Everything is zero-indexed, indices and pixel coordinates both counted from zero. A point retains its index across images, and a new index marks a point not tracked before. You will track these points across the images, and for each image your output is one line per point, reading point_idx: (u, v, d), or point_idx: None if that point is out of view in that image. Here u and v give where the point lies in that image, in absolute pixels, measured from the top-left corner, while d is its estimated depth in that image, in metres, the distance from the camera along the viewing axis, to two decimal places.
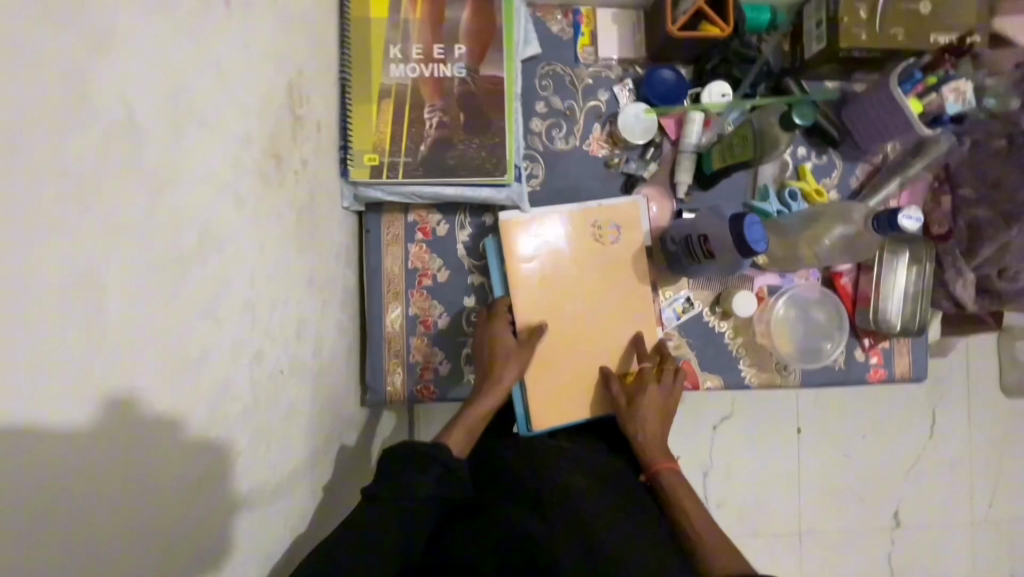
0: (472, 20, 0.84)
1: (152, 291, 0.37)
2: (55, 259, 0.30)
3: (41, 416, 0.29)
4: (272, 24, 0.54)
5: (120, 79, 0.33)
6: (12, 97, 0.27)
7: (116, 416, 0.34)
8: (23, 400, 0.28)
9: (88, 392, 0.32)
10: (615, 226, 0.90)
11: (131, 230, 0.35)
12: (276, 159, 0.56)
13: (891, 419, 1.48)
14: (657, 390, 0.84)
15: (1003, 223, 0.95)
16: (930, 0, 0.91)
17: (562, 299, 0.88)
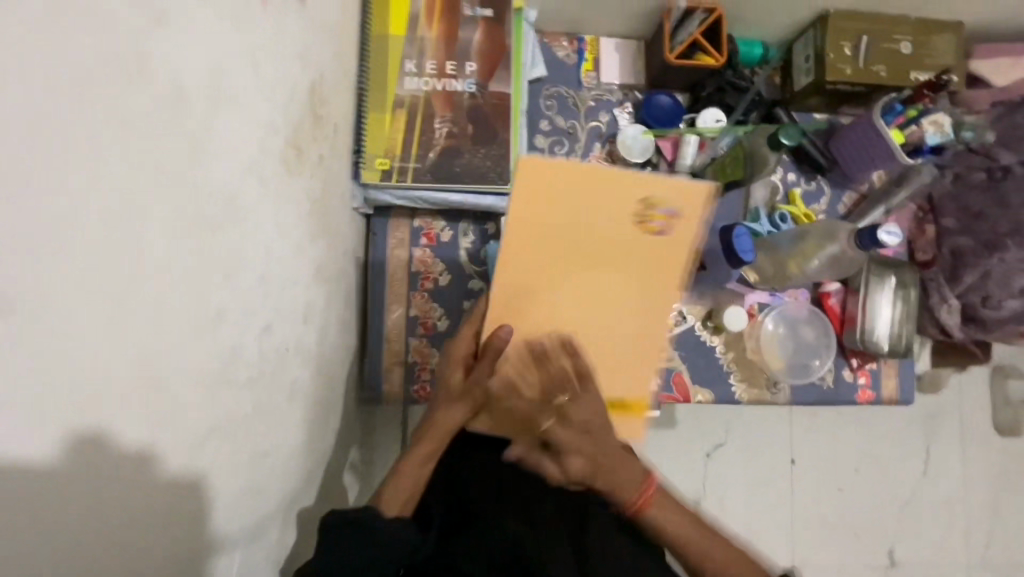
0: (484, 40, 0.90)
1: (170, 283, 0.39)
2: (119, 241, 0.34)
3: (88, 379, 0.32)
4: (300, 31, 0.60)
5: (160, 91, 0.36)
6: (99, 82, 0.31)
7: (146, 390, 0.37)
8: (83, 356, 0.32)
9: (128, 363, 0.35)
10: (665, 212, 0.59)
11: (174, 223, 0.39)
12: (296, 150, 0.60)
13: (884, 450, 1.48)
14: (592, 438, 0.64)
15: (986, 251, 1.01)
16: (911, 41, 0.98)
17: (547, 296, 0.64)
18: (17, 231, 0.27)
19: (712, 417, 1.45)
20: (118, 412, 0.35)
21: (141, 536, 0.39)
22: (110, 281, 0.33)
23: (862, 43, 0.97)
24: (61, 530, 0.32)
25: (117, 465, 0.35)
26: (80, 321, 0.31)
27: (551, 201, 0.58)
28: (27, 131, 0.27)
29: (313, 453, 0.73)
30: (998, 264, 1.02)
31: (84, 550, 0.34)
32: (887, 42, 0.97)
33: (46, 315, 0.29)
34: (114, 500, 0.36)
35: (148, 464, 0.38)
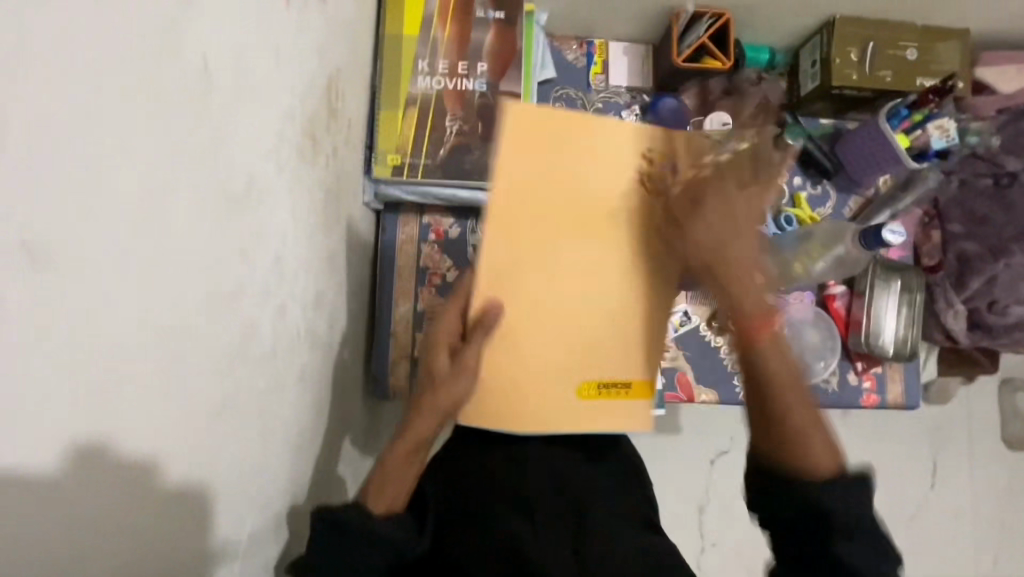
0: (496, 42, 0.91)
1: (191, 257, 0.41)
2: (146, 210, 0.36)
3: (113, 338, 0.34)
4: (318, 26, 0.62)
5: (188, 71, 0.38)
6: (133, 56, 0.33)
7: (168, 356, 0.39)
8: (110, 315, 0.33)
9: (151, 327, 0.37)
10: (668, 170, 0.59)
11: (198, 198, 0.41)
12: (312, 140, 0.62)
13: (891, 459, 1.46)
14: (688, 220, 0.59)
15: (991, 257, 1.02)
16: (917, 48, 0.99)
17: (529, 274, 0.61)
18: (49, 190, 0.29)
19: (717, 422, 1.44)
20: (141, 374, 0.37)
21: (162, 504, 0.40)
22: (138, 247, 0.35)
23: (868, 48, 0.98)
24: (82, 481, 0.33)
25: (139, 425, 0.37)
26: (108, 281, 0.33)
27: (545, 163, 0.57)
28: (64, 96, 0.29)
29: (319, 439, 0.73)
30: (1004, 270, 1.02)
31: (100, 507, 0.35)
32: (893, 48, 0.99)
33: (77, 272, 0.31)
34: (137, 465, 0.37)
35: (167, 430, 0.40)
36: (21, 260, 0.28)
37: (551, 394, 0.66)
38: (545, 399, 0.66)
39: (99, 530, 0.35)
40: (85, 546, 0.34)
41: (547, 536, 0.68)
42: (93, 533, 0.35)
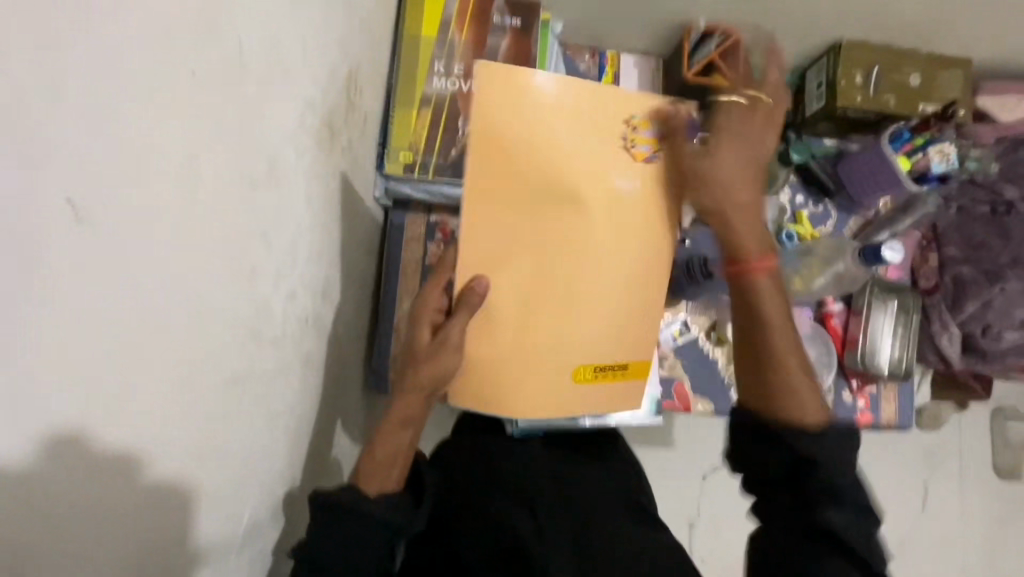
0: (511, 47, 0.94)
1: (215, 232, 0.42)
2: (183, 182, 0.38)
3: (142, 301, 0.35)
4: (343, 22, 0.63)
5: (224, 56, 0.40)
6: (178, 32, 0.35)
7: (189, 324, 0.40)
8: (142, 280, 0.35)
9: (176, 294, 0.38)
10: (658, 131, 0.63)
11: (225, 175, 0.42)
12: (330, 131, 0.63)
13: (882, 481, 1.46)
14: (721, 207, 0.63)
15: (986, 281, 1.04)
16: (920, 74, 1.02)
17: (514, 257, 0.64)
18: (98, 158, 0.30)
19: (711, 436, 1.44)
20: (163, 339, 0.38)
21: (174, 476, 0.41)
22: (169, 216, 0.37)
23: (873, 72, 1.00)
24: (105, 445, 0.34)
25: (160, 390, 0.38)
26: (140, 249, 0.35)
27: (543, 128, 0.61)
28: (115, 70, 0.31)
29: (317, 427, 0.74)
30: (999, 295, 1.04)
31: (119, 471, 0.36)
32: (897, 73, 1.01)
33: (117, 235, 0.32)
34: (153, 431, 0.38)
35: (183, 398, 0.41)
36: (70, 219, 0.29)
37: (548, 356, 0.69)
38: (540, 360, 0.69)
39: (115, 494, 0.36)
40: (99, 508, 0.35)
41: (546, 531, 0.69)
42: (107, 498, 0.36)
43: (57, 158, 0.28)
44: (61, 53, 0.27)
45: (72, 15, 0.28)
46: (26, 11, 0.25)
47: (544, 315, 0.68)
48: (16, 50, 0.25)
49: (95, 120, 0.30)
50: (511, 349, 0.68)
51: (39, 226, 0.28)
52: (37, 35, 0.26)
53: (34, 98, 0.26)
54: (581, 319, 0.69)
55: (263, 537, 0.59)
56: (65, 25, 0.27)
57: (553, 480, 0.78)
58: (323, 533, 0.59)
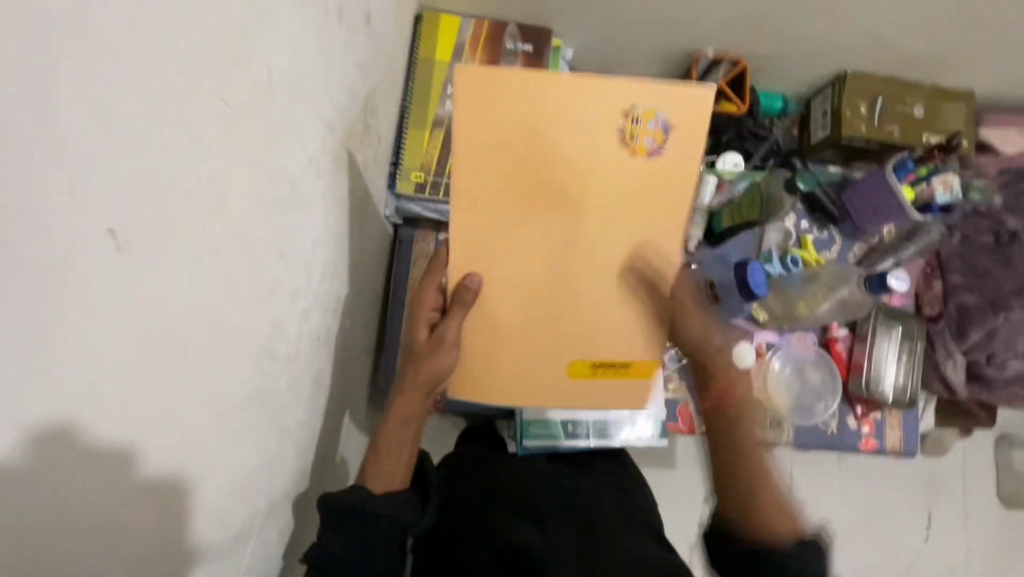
0: (523, 71, 0.96)
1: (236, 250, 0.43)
2: (212, 206, 0.39)
3: (171, 323, 0.36)
4: (363, 47, 0.65)
5: (252, 84, 0.42)
6: (214, 66, 0.37)
7: (211, 343, 0.41)
8: (172, 302, 0.36)
9: (201, 315, 0.39)
10: (660, 127, 0.59)
11: (250, 198, 0.44)
12: (347, 151, 0.65)
13: (886, 508, 1.45)
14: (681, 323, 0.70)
15: (990, 309, 1.04)
16: (922, 105, 1.04)
17: (507, 257, 0.64)
18: (134, 184, 0.31)
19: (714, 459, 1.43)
20: (187, 359, 0.39)
21: (193, 489, 0.42)
22: (200, 239, 0.38)
23: (877, 102, 1.03)
24: (127, 462, 0.35)
25: (182, 408, 0.39)
26: (170, 273, 0.36)
27: (533, 133, 0.59)
28: (149, 99, 0.31)
29: (324, 443, 0.74)
30: (1004, 323, 1.05)
31: (140, 486, 0.36)
32: (900, 104, 1.03)
33: (152, 259, 0.34)
34: (174, 446, 0.39)
35: (202, 416, 0.42)
36: (111, 247, 0.30)
37: (541, 359, 0.69)
38: (533, 361, 0.69)
39: (137, 507, 0.37)
40: (120, 521, 0.36)
41: (551, 537, 0.71)
42: (128, 511, 0.36)
43: (96, 185, 0.29)
44: (104, 85, 0.28)
45: (112, 49, 0.28)
46: (74, 47, 0.26)
47: (535, 313, 0.67)
48: (63, 85, 0.26)
49: (138, 150, 0.31)
50: (504, 351, 0.68)
51: (79, 252, 0.29)
52: (83, 69, 0.27)
53: (75, 128, 0.27)
54: (574, 321, 0.68)
55: (269, 554, 0.59)
56: (108, 57, 0.28)
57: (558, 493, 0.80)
58: (333, 537, 0.59)
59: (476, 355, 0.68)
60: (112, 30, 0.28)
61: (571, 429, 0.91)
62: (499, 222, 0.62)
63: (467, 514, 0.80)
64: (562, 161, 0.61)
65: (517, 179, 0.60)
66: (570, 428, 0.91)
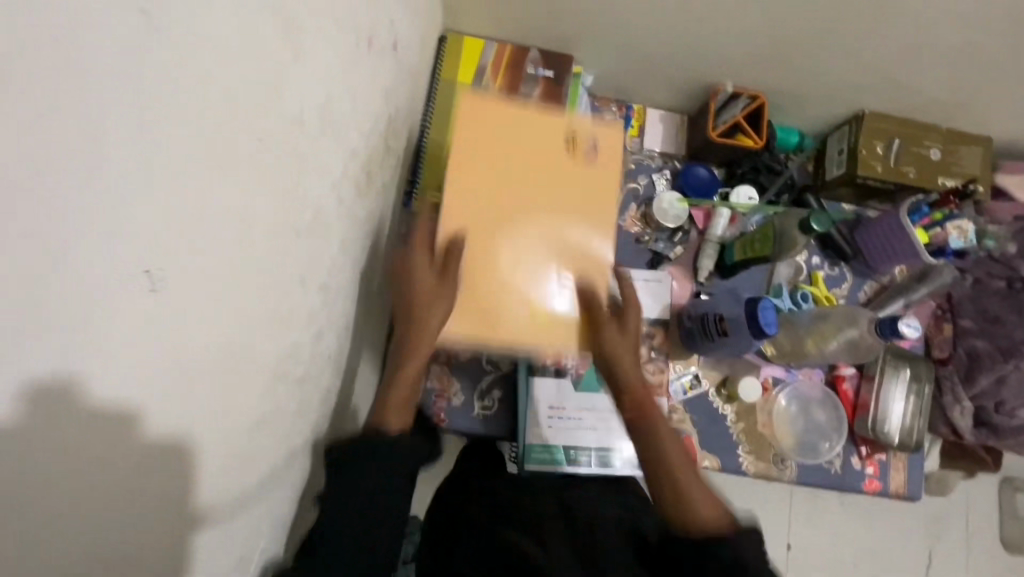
0: (542, 96, 0.96)
1: (248, 262, 0.42)
2: (240, 236, 0.40)
3: (195, 351, 0.37)
4: (389, 73, 0.66)
5: (285, 114, 0.43)
6: (251, 102, 0.38)
7: (229, 368, 0.42)
8: (197, 332, 0.37)
9: (220, 344, 0.40)
10: (593, 143, 0.76)
11: (273, 223, 0.44)
12: (368, 174, 0.66)
13: (887, 549, 1.42)
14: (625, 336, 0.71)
15: (1001, 356, 1.03)
16: (939, 148, 1.04)
17: (484, 224, 0.73)
18: (151, 177, 0.30)
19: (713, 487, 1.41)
20: (205, 385, 0.39)
21: (189, 513, 0.41)
22: (225, 270, 0.39)
23: (893, 144, 1.03)
24: (116, 463, 0.33)
25: (197, 434, 0.40)
26: (197, 304, 0.36)
27: (505, 134, 0.75)
28: (176, 95, 0.31)
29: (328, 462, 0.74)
30: (1013, 371, 1.03)
31: (126, 491, 0.34)
32: (917, 146, 1.03)
33: (182, 291, 0.35)
34: (171, 452, 0.37)
35: (213, 441, 0.42)
36: (144, 284, 0.31)
37: (514, 310, 0.73)
38: (508, 315, 0.72)
39: (124, 516, 0.34)
40: (133, 555, 0.36)
41: (550, 554, 0.72)
42: (117, 520, 0.34)
43: (115, 170, 0.28)
44: (134, 74, 0.28)
45: (162, 96, 0.30)
46: (120, 43, 0.26)
47: (503, 280, 0.73)
48: (96, 64, 0.25)
49: (176, 190, 0.32)
50: (482, 299, 0.72)
51: (90, 238, 0.27)
52: (116, 54, 0.26)
53: (103, 112, 0.26)
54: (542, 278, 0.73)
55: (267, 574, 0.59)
56: (140, 47, 0.27)
57: (559, 511, 0.80)
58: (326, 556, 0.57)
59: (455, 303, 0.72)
60: (166, 79, 0.30)
61: (572, 455, 0.91)
62: (479, 193, 0.73)
63: (472, 521, 0.81)
64: (521, 143, 0.75)
65: (493, 162, 0.74)
66: (571, 455, 0.92)
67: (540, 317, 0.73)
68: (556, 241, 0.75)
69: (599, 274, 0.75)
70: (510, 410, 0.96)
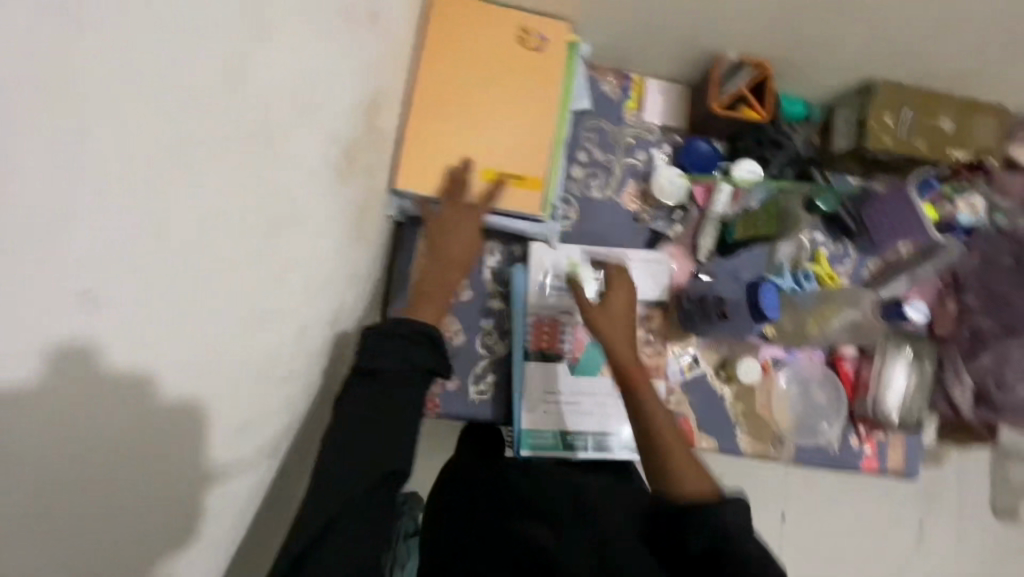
0: (535, 64, 0.91)
1: (242, 253, 0.49)
2: (225, 225, 0.47)
3: (185, 330, 0.46)
4: (369, 47, 0.62)
5: (227, 123, 0.45)
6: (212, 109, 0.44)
7: (225, 340, 0.50)
8: (179, 315, 0.46)
9: (212, 322, 0.48)
10: (540, 36, 0.91)
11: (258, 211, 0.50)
12: (350, 158, 0.63)
13: (879, 522, 1.41)
14: (620, 322, 0.83)
15: (1005, 334, 1.01)
16: (952, 119, 0.99)
17: (446, 100, 0.88)
18: (124, 203, 0.40)
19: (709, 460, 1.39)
20: (201, 355, 0.48)
21: (198, 463, 0.51)
22: (213, 259, 0.47)
23: (904, 114, 0.98)
24: (112, 425, 0.44)
25: (192, 401, 0.48)
26: (190, 295, 0.46)
27: (463, 29, 0.89)
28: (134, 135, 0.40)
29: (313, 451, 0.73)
30: (1016, 350, 1.01)
31: (134, 444, 0.46)
32: (929, 117, 0.99)
33: (159, 286, 0.44)
34: (169, 413, 0.47)
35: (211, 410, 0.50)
36: (89, 294, 0.40)
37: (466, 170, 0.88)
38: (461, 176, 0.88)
39: (121, 471, 0.45)
40: (122, 496, 0.46)
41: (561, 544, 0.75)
42: (118, 471, 0.45)
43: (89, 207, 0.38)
44: (59, 119, 0.36)
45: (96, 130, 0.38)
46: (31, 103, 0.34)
47: (455, 142, 0.88)
48: (11, 126, 0.34)
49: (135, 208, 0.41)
50: (438, 162, 0.87)
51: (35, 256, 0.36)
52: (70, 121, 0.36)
53: (70, 164, 0.37)
54: (501, 156, 0.89)
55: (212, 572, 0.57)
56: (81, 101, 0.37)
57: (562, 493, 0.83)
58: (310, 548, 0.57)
59: (415, 164, 0.87)
60: (99, 121, 0.38)
61: (570, 441, 0.90)
62: (441, 77, 0.89)
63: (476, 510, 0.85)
64: (477, 45, 0.90)
65: (455, 51, 0.89)
66: (569, 440, 0.90)
67: (489, 173, 0.89)
68: (505, 119, 0.90)
69: (539, 148, 0.90)
70: (505, 395, 0.94)
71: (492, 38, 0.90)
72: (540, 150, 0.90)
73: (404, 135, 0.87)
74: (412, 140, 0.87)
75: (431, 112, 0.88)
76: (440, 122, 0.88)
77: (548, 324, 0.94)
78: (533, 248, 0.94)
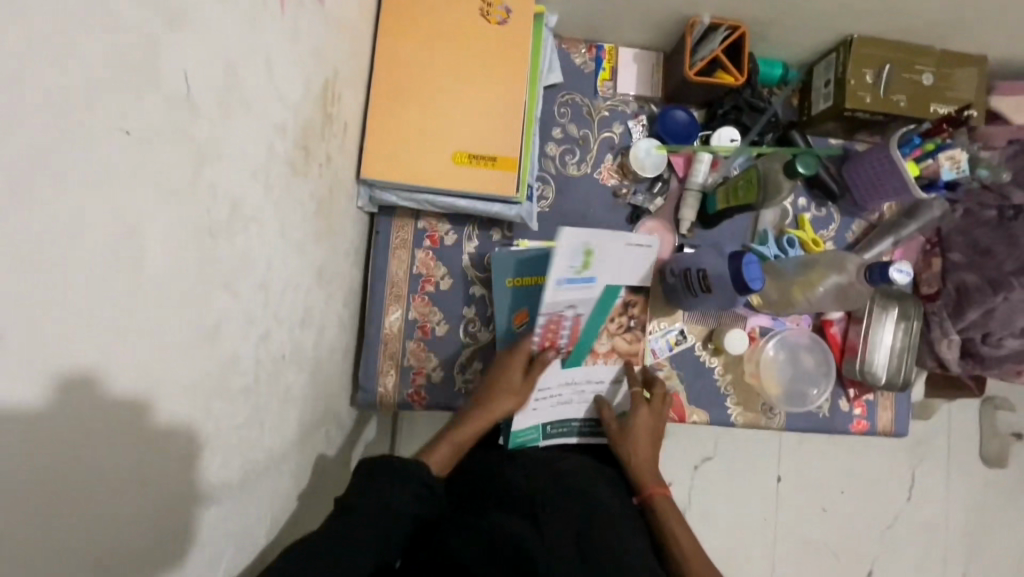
0: (501, 37, 0.87)
1: (182, 265, 0.40)
2: (170, 234, 0.38)
3: (133, 361, 0.36)
4: (316, 28, 0.59)
5: (167, 96, 0.36)
6: (158, 89, 0.35)
7: (166, 374, 0.40)
8: (125, 341, 0.35)
9: (159, 350, 0.39)
10: (504, 8, 0.87)
11: (202, 215, 0.42)
12: (304, 150, 0.60)
13: (873, 477, 1.43)
14: (651, 435, 0.85)
15: (990, 289, 0.99)
16: (933, 72, 0.97)
17: (410, 82, 0.85)
18: (81, 185, 0.30)
19: (704, 429, 1.39)
20: (148, 391, 0.38)
21: (149, 522, 0.41)
22: (155, 273, 0.37)
23: (884, 70, 0.95)
24: (64, 488, 0.32)
25: (138, 446, 0.39)
26: (125, 316, 0.35)
27: (422, 5, 0.85)
28: (83, 103, 0.30)
29: (305, 453, 0.72)
30: (1003, 303, 0.99)
31: (86, 508, 0.34)
32: (909, 72, 0.96)
33: (102, 303, 0.33)
34: (119, 464, 0.37)
35: (158, 453, 0.41)
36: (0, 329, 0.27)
37: (435, 155, 0.85)
38: (431, 161, 0.85)
39: (114, 505, 0.37)
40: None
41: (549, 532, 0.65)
42: (106, 509, 0.36)
43: (49, 187, 0.28)
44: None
45: (35, 96, 0.27)
46: None
47: (421, 125, 0.85)
48: None
49: (70, 201, 0.29)
50: (406, 148, 0.84)
51: None
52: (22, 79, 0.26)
53: (21, 130, 0.27)
54: (469, 135, 0.86)
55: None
56: (35, 64, 0.27)
57: (553, 480, 0.76)
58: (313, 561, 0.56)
59: (381, 152, 0.83)
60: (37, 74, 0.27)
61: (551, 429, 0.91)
62: (401, 59, 0.85)
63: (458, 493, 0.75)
64: (438, 21, 0.85)
65: (414, 30, 0.85)
66: (548, 430, 0.90)
67: (460, 155, 0.85)
68: (473, 98, 0.86)
69: (512, 125, 0.87)
70: None
71: (452, 13, 0.86)
72: (510, 126, 0.87)
73: (366, 121, 0.84)
74: (376, 127, 0.83)
75: (394, 96, 0.84)
76: (405, 107, 0.84)
77: (553, 321, 0.86)
78: (564, 232, 0.78)
